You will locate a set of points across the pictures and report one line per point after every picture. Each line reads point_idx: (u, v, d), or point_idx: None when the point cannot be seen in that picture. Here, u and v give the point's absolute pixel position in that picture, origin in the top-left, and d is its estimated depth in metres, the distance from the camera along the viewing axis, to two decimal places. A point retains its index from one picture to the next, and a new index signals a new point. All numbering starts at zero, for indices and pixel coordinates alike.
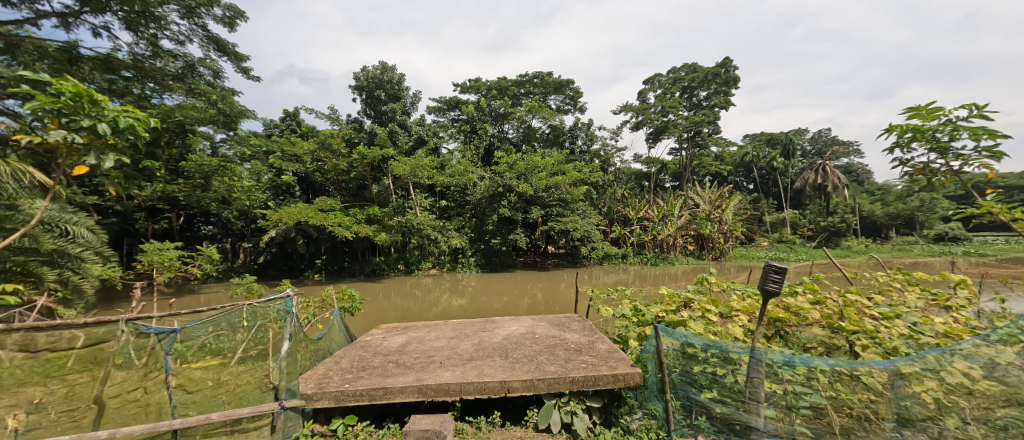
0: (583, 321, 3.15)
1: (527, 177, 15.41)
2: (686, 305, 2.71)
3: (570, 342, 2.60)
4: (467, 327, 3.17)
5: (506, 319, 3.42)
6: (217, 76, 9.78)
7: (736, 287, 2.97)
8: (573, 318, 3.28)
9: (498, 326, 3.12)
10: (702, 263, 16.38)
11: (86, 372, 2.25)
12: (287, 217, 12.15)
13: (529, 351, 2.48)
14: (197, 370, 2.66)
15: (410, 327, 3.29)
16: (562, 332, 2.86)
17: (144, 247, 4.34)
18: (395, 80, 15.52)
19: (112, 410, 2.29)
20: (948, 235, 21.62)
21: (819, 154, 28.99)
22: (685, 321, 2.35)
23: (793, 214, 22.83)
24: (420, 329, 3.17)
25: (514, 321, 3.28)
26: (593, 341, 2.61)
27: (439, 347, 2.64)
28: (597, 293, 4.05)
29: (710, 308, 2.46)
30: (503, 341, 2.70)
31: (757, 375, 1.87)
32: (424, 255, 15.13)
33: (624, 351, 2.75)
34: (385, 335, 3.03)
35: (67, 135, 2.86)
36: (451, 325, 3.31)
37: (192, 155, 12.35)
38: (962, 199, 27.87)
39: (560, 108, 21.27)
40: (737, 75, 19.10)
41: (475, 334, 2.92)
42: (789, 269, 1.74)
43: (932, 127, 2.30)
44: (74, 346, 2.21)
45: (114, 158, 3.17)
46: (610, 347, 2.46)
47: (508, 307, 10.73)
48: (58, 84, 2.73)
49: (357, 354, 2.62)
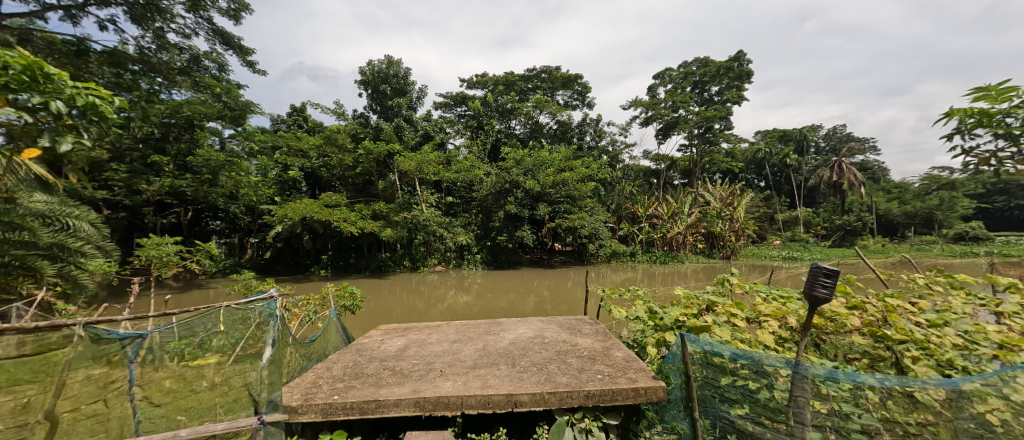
0: (596, 324, 2.96)
1: (535, 173, 15.21)
2: (708, 308, 2.53)
3: (582, 348, 2.41)
4: (471, 329, 2.99)
5: (514, 321, 3.24)
6: (222, 70, 9.70)
7: (760, 290, 2.81)
8: (584, 320, 3.10)
9: (504, 330, 2.93)
10: (713, 262, 16.04)
11: (38, 383, 1.88)
12: (293, 212, 12.09)
13: (537, 359, 2.28)
14: (169, 379, 2.51)
15: (411, 329, 3.13)
16: (574, 336, 2.66)
17: (142, 241, 4.19)
18: (401, 74, 15.30)
19: (66, 426, 1.97)
20: (969, 235, 20.98)
21: (833, 151, 28.34)
22: (710, 327, 2.13)
23: (806, 212, 22.34)
24: (422, 331, 3.00)
25: (521, 324, 3.10)
26: (608, 347, 2.41)
27: (440, 352, 2.47)
28: (610, 294, 3.87)
29: (735, 313, 2.28)
30: (509, 347, 2.52)
31: (802, 394, 1.62)
32: (429, 251, 15.00)
33: (640, 357, 2.54)
34: (384, 338, 2.86)
35: (16, 112, 2.64)
36: (455, 327, 3.14)
37: (199, 150, 12.39)
38: (984, 197, 27.09)
39: (568, 103, 21.00)
40: (750, 69, 18.65)
41: (480, 338, 2.74)
42: (839, 272, 1.53)
43: (1002, 111, 2.07)
44: (19, 354, 1.81)
45: (71, 141, 2.88)
46: (627, 355, 2.25)
47: (514, 304, 10.57)
48: (5, 54, 2.52)
49: (352, 359, 2.45)
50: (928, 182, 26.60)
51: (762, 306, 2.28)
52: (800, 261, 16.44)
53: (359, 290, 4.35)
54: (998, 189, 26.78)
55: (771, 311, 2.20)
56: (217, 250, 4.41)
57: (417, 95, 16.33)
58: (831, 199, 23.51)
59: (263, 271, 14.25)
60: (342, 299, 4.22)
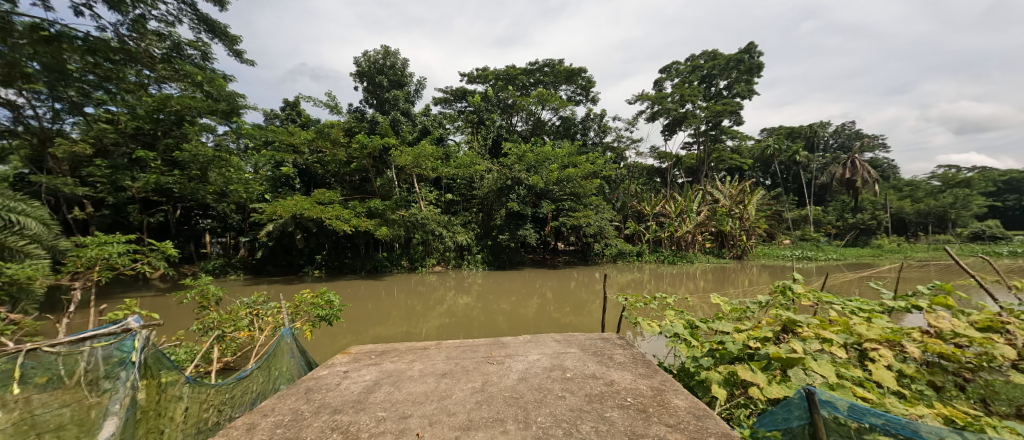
0: (631, 347, 2.40)
1: (537, 169, 14.62)
2: (787, 330, 2.02)
3: (622, 393, 1.83)
4: (466, 354, 2.47)
5: (524, 342, 2.67)
6: (206, 57, 8.67)
7: (832, 301, 2.33)
8: (610, 342, 2.53)
9: (512, 356, 2.35)
10: (723, 263, 15.49)
11: None
12: (283, 210, 11.49)
13: (561, 412, 1.70)
14: None
15: (388, 354, 2.59)
16: (607, 369, 2.09)
17: (84, 240, 3.58)
18: (398, 66, 14.66)
19: None
20: (985, 234, 20.53)
21: (842, 149, 27.68)
22: (810, 362, 1.64)
23: (817, 210, 21.69)
24: (406, 359, 2.45)
25: (531, 347, 2.54)
26: (660, 392, 1.83)
27: (422, 398, 1.89)
28: (637, 303, 3.30)
29: (832, 338, 1.78)
30: (518, 386, 1.95)
31: None
32: (428, 251, 14.40)
33: (697, 394, 1.99)
34: (350, 370, 2.32)
35: None
36: (451, 351, 2.57)
37: (187, 145, 11.84)
38: (996, 196, 26.63)
39: (571, 98, 20.39)
40: (760, 62, 18.04)
41: (477, 371, 2.17)
42: None
43: None
44: None
45: None
46: (692, 407, 1.69)
47: (518, 307, 9.99)
48: None
49: (295, 408, 1.88)
50: (940, 180, 25.95)
51: (862, 327, 1.82)
52: (815, 261, 15.78)
53: (337, 298, 3.70)
54: (1010, 187, 26.25)
55: (878, 333, 1.74)
56: (176, 251, 3.76)
57: (415, 88, 15.68)
58: (842, 197, 22.90)
59: (254, 272, 13.67)
60: (316, 309, 3.57)
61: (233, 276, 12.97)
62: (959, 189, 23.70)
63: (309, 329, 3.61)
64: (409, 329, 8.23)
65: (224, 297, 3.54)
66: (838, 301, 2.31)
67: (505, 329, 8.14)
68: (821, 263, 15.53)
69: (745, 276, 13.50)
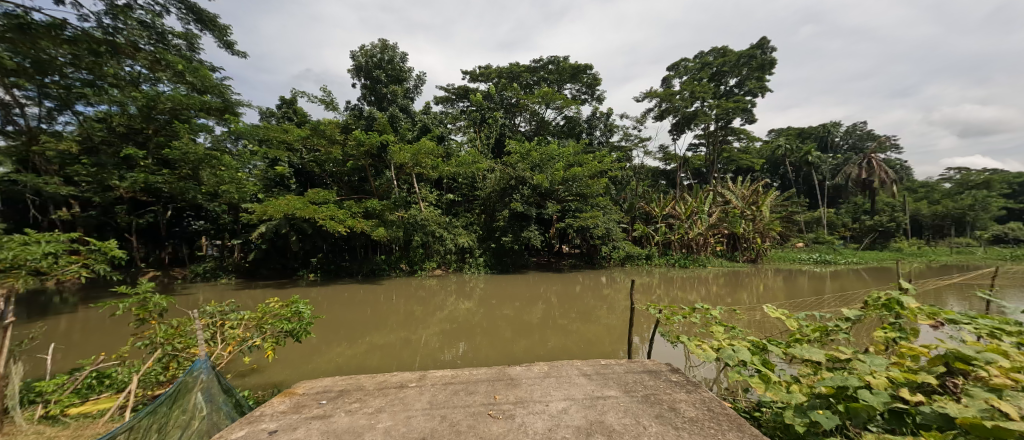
0: (698, 391, 2.27)
1: (542, 168, 14.08)
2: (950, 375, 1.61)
3: None
4: (448, 402, 2.22)
5: (533, 383, 2.46)
6: (193, 48, 8.13)
7: (959, 319, 1.82)
8: (633, 391, 2.31)
9: (520, 407, 2.14)
10: (737, 266, 14.81)
11: None
12: (274, 210, 10.91)
13: None
14: None
15: (344, 399, 2.37)
16: (677, 435, 1.85)
17: (8, 236, 2.96)
18: (396, 60, 14.18)
19: None
20: (1008, 237, 19.79)
21: (853, 149, 26.99)
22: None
23: (830, 212, 21.01)
24: (366, 412, 2.18)
25: (535, 394, 2.30)
26: None
27: None
28: (672, 316, 2.69)
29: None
30: None
31: None
32: (428, 254, 13.84)
33: None
34: (279, 429, 2.03)
35: None
36: (437, 397, 2.32)
37: (177, 144, 11.30)
38: (1014, 197, 25.85)
39: (576, 97, 19.89)
40: (773, 58, 17.41)
41: (471, 430, 1.94)
42: None
43: None
44: None
45: None
46: None
47: (522, 312, 9.37)
48: None
49: None
50: (955, 181, 25.21)
51: None
52: (834, 265, 15.09)
53: (308, 309, 3.16)
54: None
55: None
56: (120, 252, 3.22)
57: (415, 84, 15.17)
58: (855, 198, 22.22)
59: (246, 276, 13.14)
60: (281, 322, 3.02)
61: (224, 280, 12.48)
62: (978, 190, 22.97)
63: (274, 345, 3.08)
64: (408, 335, 7.66)
65: (169, 307, 2.91)
66: (985, 320, 1.82)
67: (509, 336, 7.53)
68: (840, 267, 14.83)
69: (760, 280, 12.85)
